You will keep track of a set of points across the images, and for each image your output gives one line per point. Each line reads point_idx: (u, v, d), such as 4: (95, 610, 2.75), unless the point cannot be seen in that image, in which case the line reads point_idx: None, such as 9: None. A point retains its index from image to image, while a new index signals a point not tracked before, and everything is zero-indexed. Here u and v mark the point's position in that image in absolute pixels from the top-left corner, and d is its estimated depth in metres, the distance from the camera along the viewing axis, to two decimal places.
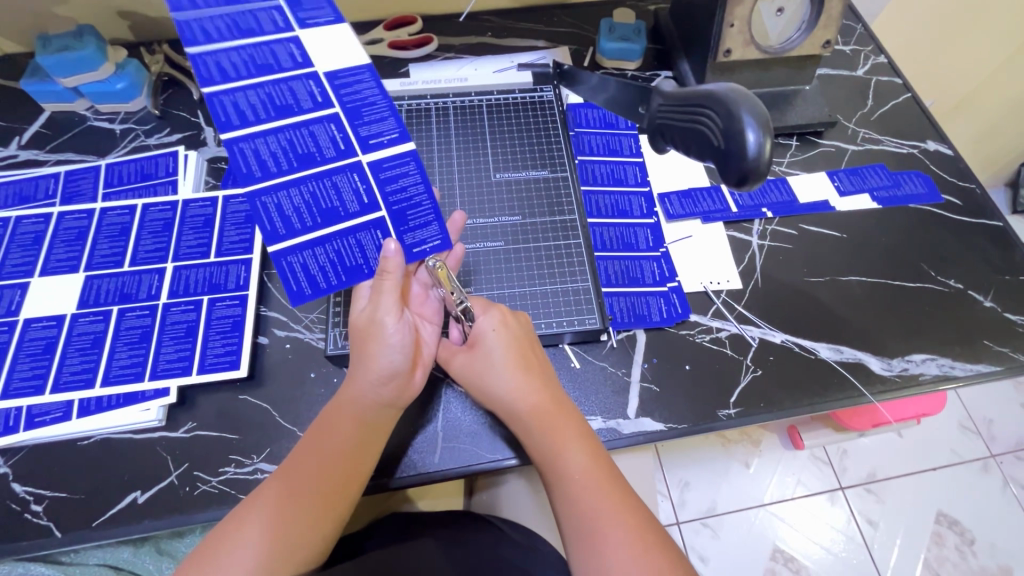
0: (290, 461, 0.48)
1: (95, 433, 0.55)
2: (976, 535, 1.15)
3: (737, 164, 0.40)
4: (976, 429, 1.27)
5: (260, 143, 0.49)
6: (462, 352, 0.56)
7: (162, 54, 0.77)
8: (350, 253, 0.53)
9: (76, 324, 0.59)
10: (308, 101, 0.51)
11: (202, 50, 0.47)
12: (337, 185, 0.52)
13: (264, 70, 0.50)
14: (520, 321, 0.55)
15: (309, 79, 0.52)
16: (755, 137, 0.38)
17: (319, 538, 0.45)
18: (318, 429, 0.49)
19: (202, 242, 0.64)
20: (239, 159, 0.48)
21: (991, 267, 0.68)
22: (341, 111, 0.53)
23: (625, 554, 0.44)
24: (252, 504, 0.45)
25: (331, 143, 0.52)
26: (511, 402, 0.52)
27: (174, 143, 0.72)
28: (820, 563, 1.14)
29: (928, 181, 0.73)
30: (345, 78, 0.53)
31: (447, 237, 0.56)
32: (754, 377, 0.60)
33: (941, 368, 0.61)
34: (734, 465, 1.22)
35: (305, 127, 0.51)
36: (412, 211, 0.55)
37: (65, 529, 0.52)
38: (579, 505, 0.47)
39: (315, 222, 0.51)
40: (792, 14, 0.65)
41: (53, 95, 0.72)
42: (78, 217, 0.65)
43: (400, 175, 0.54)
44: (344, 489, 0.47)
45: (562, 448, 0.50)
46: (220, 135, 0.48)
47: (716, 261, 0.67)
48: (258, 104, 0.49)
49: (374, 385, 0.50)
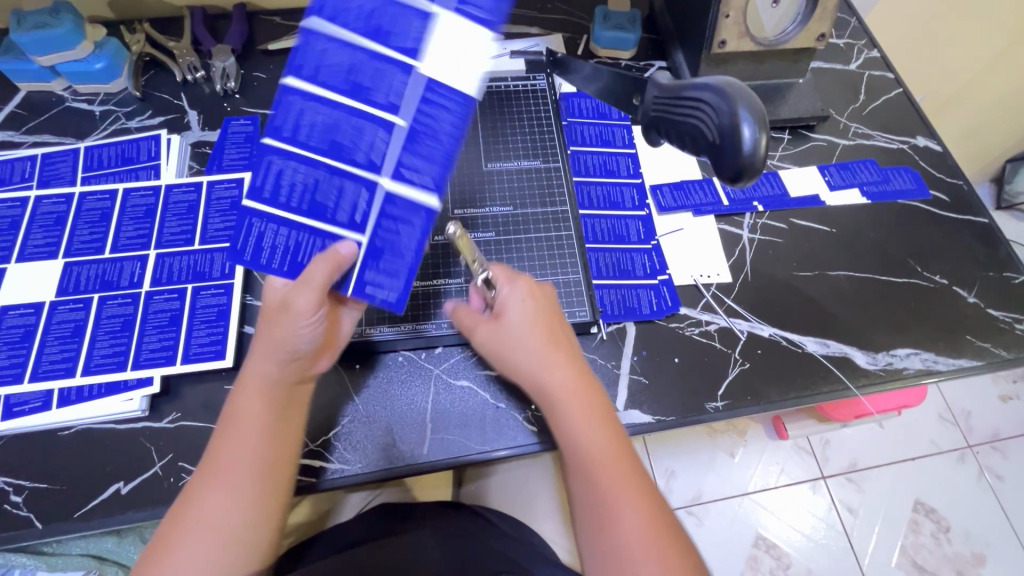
0: (208, 462, 0.46)
1: (75, 423, 0.54)
2: (950, 523, 1.19)
3: (731, 159, 0.39)
4: (954, 420, 1.30)
5: (310, 108, 0.47)
6: (485, 323, 0.55)
7: (143, 33, 0.74)
8: (308, 249, 0.49)
9: (55, 313, 0.58)
10: (382, 96, 0.48)
11: (319, 34, 0.46)
12: (343, 189, 0.49)
13: (373, 35, 0.47)
14: (546, 294, 0.55)
15: (401, 73, 0.47)
16: (750, 133, 0.38)
17: (266, 526, 0.45)
18: (226, 422, 0.47)
19: (185, 228, 0.63)
20: (282, 109, 0.47)
21: (976, 263, 0.68)
22: (403, 128, 0.48)
23: (640, 537, 0.45)
24: (187, 516, 0.44)
25: (368, 152, 0.49)
26: (539, 378, 0.51)
27: (157, 126, 0.70)
28: (800, 549, 1.17)
29: (916, 177, 0.73)
30: (435, 97, 0.48)
31: (404, 299, 0.51)
32: (742, 370, 0.60)
33: (924, 362, 0.62)
34: (719, 455, 1.24)
35: (356, 118, 0.48)
36: (390, 259, 0.51)
37: (44, 522, 0.51)
38: (597, 486, 0.47)
39: (298, 208, 0.49)
40: (787, 6, 0.65)
41: (29, 74, 0.69)
42: (57, 202, 0.63)
43: (402, 221, 0.50)
44: (275, 472, 0.46)
45: (584, 426, 0.49)
46: (285, 76, 0.47)
47: (706, 254, 0.67)
48: (338, 71, 0.47)
49: (278, 361, 0.48)
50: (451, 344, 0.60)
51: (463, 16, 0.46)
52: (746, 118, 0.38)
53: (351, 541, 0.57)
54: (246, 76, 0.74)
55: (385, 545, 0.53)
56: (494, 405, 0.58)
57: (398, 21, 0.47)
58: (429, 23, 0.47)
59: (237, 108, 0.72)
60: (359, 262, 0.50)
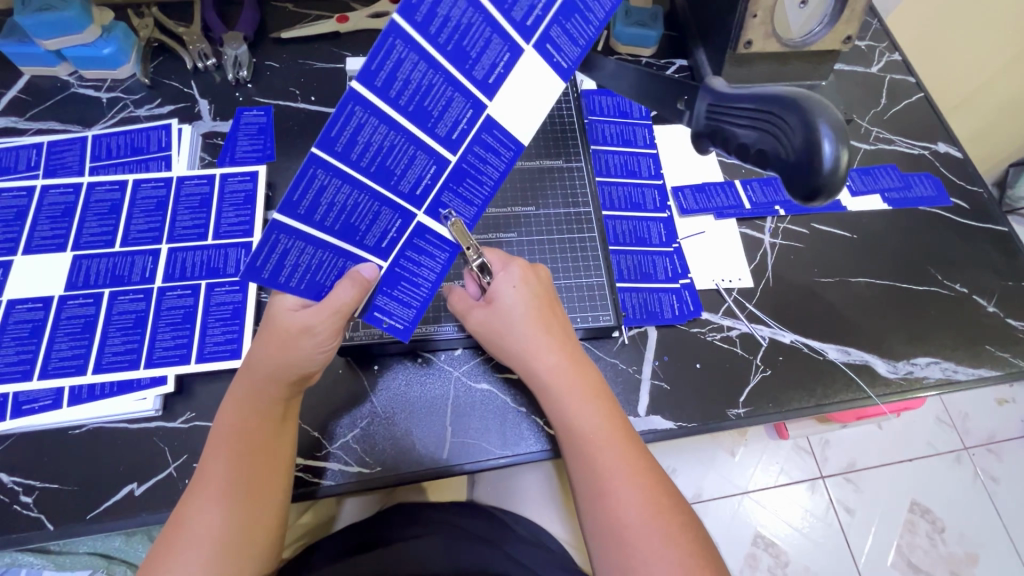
0: (201, 473, 0.44)
1: (87, 421, 0.52)
2: (946, 524, 1.20)
3: (808, 177, 0.38)
4: (951, 423, 1.31)
5: (370, 124, 0.37)
6: (478, 307, 0.54)
7: (151, 18, 0.72)
8: (329, 269, 0.45)
9: (64, 307, 0.56)
10: (445, 128, 0.41)
11: (405, 30, 0.34)
12: (379, 216, 0.43)
13: (457, 56, 0.38)
14: (539, 277, 0.55)
15: (471, 108, 0.41)
16: (831, 148, 0.36)
17: (264, 532, 0.44)
18: (218, 434, 0.46)
19: (198, 222, 0.61)
20: (338, 120, 0.36)
21: (996, 272, 0.68)
22: (453, 165, 0.44)
23: (636, 514, 0.44)
24: (180, 531, 0.42)
25: (414, 182, 0.43)
26: (528, 360, 0.51)
27: (167, 115, 0.68)
28: (797, 547, 1.18)
29: (937, 183, 0.73)
30: (495, 141, 0.45)
31: (410, 328, 0.53)
32: (763, 377, 0.60)
33: (944, 371, 0.62)
34: (720, 454, 1.24)
35: (415, 147, 0.41)
36: (407, 287, 0.50)
37: (55, 523, 0.49)
38: (592, 463, 0.47)
39: (329, 228, 0.42)
40: (815, 6, 0.62)
41: (34, 58, 0.67)
42: (64, 192, 0.62)
43: (425, 255, 0.49)
44: (273, 480, 0.46)
45: (577, 407, 0.49)
46: (353, 79, 0.34)
47: (728, 258, 0.66)
48: (412, 85, 0.37)
49: (283, 375, 0.47)
50: (472, 346, 0.60)
51: (551, 61, 0.42)
52: (825, 133, 0.36)
53: (368, 542, 0.57)
54: (258, 65, 0.72)
55: (404, 549, 0.53)
56: (514, 407, 0.57)
57: (485, 50, 0.39)
58: (515, 56, 0.41)
59: (250, 98, 0.70)
60: (376, 286, 0.49)
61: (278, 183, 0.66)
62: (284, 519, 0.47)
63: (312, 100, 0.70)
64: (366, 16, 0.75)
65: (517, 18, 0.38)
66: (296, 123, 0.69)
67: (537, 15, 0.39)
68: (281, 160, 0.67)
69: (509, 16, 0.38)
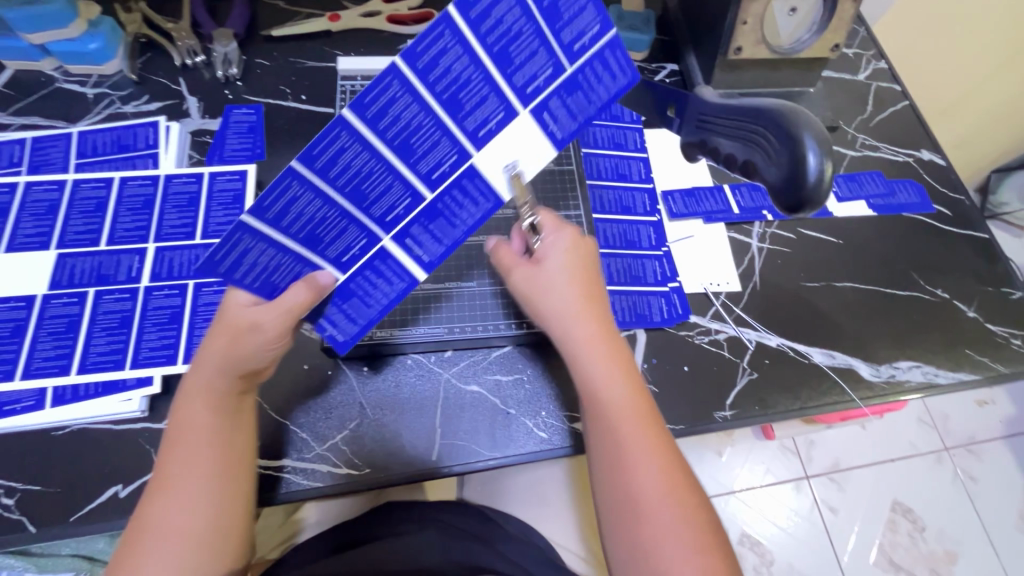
0: (160, 480, 0.44)
1: (71, 422, 0.52)
2: (926, 523, 1.23)
3: (794, 188, 0.41)
4: (933, 423, 1.33)
5: (353, 149, 0.38)
6: (522, 264, 0.53)
7: (139, 12, 0.71)
8: (286, 272, 0.44)
9: (47, 307, 0.55)
10: (426, 167, 0.43)
11: (413, 72, 0.37)
12: (345, 233, 0.44)
13: (451, 105, 0.40)
14: (589, 248, 0.54)
15: (456, 153, 0.43)
16: (813, 161, 0.40)
17: (237, 533, 0.44)
18: (172, 435, 0.45)
19: (186, 221, 0.61)
20: (323, 140, 0.37)
21: (976, 278, 0.70)
22: (427, 203, 0.45)
23: (654, 487, 0.45)
24: (145, 533, 0.42)
25: (386, 210, 0.44)
26: (564, 325, 0.51)
27: (155, 112, 0.67)
28: (782, 546, 1.20)
29: (920, 190, 0.74)
30: (474, 188, 0.46)
31: (350, 343, 0.52)
32: (750, 380, 0.61)
33: (925, 375, 0.63)
34: (708, 454, 1.26)
35: (394, 177, 0.42)
36: (357, 304, 0.50)
37: (38, 526, 0.49)
38: (615, 433, 0.47)
39: (294, 236, 0.42)
40: (805, 14, 0.64)
41: (18, 52, 0.66)
42: (48, 189, 0.61)
43: (382, 279, 0.49)
44: (237, 480, 0.45)
45: (609, 375, 0.49)
46: (345, 107, 0.36)
47: (716, 262, 0.67)
48: (402, 121, 0.39)
49: (233, 373, 0.46)
50: (461, 347, 0.60)
51: (544, 129, 0.45)
52: (809, 146, 0.40)
53: (356, 541, 0.56)
54: (249, 63, 0.71)
55: (394, 549, 0.53)
56: (503, 409, 0.57)
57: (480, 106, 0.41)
58: (508, 117, 0.44)
59: (239, 95, 0.69)
60: (329, 296, 0.48)
61: (267, 182, 0.65)
62: (253, 513, 0.47)
63: (303, 99, 0.70)
64: (358, 16, 0.74)
65: (517, 83, 0.42)
66: (287, 122, 0.68)
67: (538, 85, 0.43)
68: (271, 159, 0.66)
69: (511, 81, 0.41)
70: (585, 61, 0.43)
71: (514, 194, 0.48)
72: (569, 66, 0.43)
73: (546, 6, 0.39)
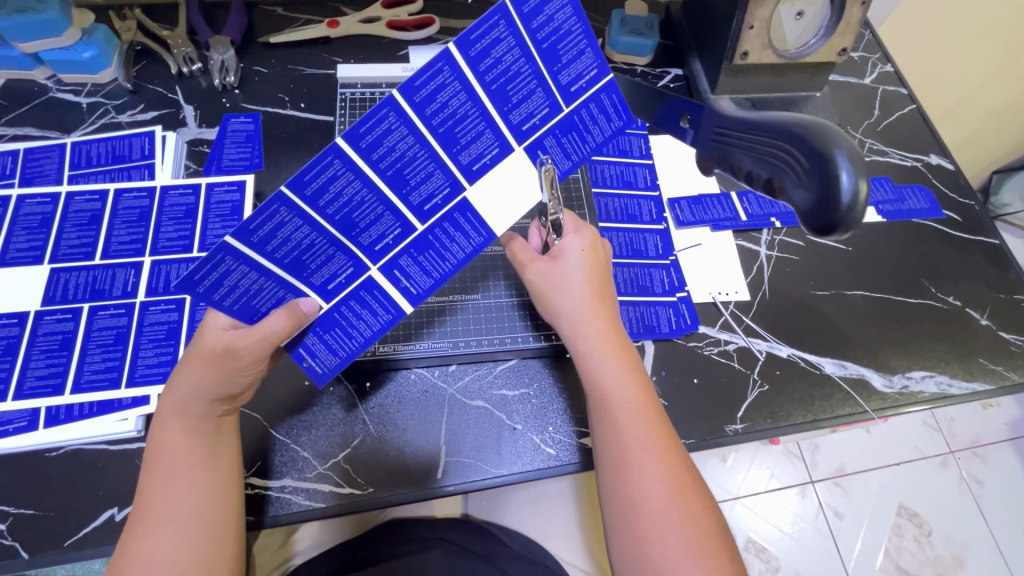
0: (145, 506, 0.42)
1: (64, 443, 0.50)
2: (933, 528, 1.21)
3: (825, 210, 0.39)
4: (938, 427, 1.32)
5: (345, 177, 0.38)
6: (540, 260, 0.54)
7: (133, 19, 0.70)
8: (267, 296, 0.43)
9: (40, 324, 0.54)
10: (419, 198, 0.42)
11: (412, 106, 0.37)
12: (332, 260, 0.43)
13: (447, 139, 0.40)
14: (606, 251, 0.54)
15: (449, 186, 0.43)
16: (848, 180, 0.38)
17: (228, 556, 0.43)
18: (151, 462, 0.44)
19: (183, 235, 0.59)
20: (316, 167, 0.36)
21: (988, 285, 0.69)
22: (419, 233, 0.45)
23: (660, 490, 0.44)
24: (127, 563, 0.40)
25: (375, 238, 0.43)
26: (576, 322, 0.51)
27: (150, 122, 0.66)
28: (788, 552, 1.18)
29: (929, 196, 0.73)
30: (465, 223, 0.46)
31: (329, 375, 0.50)
32: (761, 392, 0.60)
33: (939, 385, 0.62)
34: (712, 459, 1.25)
35: (386, 206, 0.41)
36: (339, 335, 0.48)
37: (31, 551, 0.47)
38: (622, 432, 0.46)
39: (278, 261, 0.41)
40: (810, 20, 0.62)
41: (9, 61, 0.64)
42: (41, 202, 0.59)
43: (365, 311, 0.48)
44: (224, 503, 0.44)
45: (618, 375, 0.49)
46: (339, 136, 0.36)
47: (725, 270, 0.66)
48: (397, 151, 0.39)
49: (212, 398, 0.45)
50: (465, 362, 0.58)
51: (536, 164, 0.46)
52: (843, 164, 0.38)
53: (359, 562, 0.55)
54: (246, 71, 0.70)
55: None
56: (510, 424, 0.56)
57: (477, 141, 0.42)
58: (503, 152, 0.44)
59: (236, 104, 0.68)
60: (310, 325, 0.46)
61: (265, 192, 0.63)
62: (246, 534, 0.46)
63: (301, 107, 0.69)
64: (357, 22, 0.73)
65: (514, 120, 0.43)
66: (285, 131, 0.67)
67: (535, 123, 0.44)
68: (269, 168, 0.65)
69: (507, 118, 0.42)
70: (583, 102, 0.45)
71: (507, 228, 0.48)
72: (568, 106, 0.44)
73: (546, 47, 0.40)
